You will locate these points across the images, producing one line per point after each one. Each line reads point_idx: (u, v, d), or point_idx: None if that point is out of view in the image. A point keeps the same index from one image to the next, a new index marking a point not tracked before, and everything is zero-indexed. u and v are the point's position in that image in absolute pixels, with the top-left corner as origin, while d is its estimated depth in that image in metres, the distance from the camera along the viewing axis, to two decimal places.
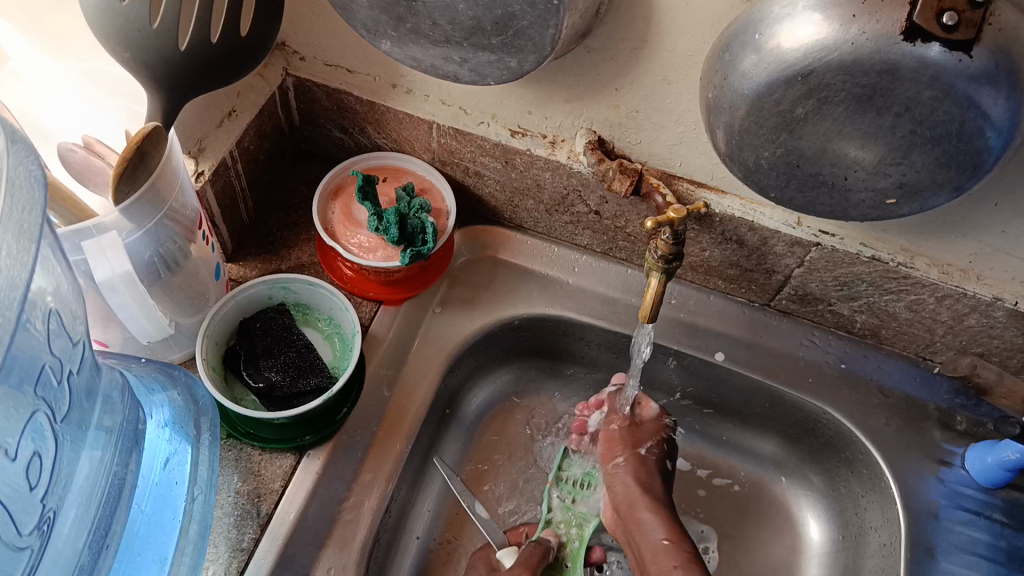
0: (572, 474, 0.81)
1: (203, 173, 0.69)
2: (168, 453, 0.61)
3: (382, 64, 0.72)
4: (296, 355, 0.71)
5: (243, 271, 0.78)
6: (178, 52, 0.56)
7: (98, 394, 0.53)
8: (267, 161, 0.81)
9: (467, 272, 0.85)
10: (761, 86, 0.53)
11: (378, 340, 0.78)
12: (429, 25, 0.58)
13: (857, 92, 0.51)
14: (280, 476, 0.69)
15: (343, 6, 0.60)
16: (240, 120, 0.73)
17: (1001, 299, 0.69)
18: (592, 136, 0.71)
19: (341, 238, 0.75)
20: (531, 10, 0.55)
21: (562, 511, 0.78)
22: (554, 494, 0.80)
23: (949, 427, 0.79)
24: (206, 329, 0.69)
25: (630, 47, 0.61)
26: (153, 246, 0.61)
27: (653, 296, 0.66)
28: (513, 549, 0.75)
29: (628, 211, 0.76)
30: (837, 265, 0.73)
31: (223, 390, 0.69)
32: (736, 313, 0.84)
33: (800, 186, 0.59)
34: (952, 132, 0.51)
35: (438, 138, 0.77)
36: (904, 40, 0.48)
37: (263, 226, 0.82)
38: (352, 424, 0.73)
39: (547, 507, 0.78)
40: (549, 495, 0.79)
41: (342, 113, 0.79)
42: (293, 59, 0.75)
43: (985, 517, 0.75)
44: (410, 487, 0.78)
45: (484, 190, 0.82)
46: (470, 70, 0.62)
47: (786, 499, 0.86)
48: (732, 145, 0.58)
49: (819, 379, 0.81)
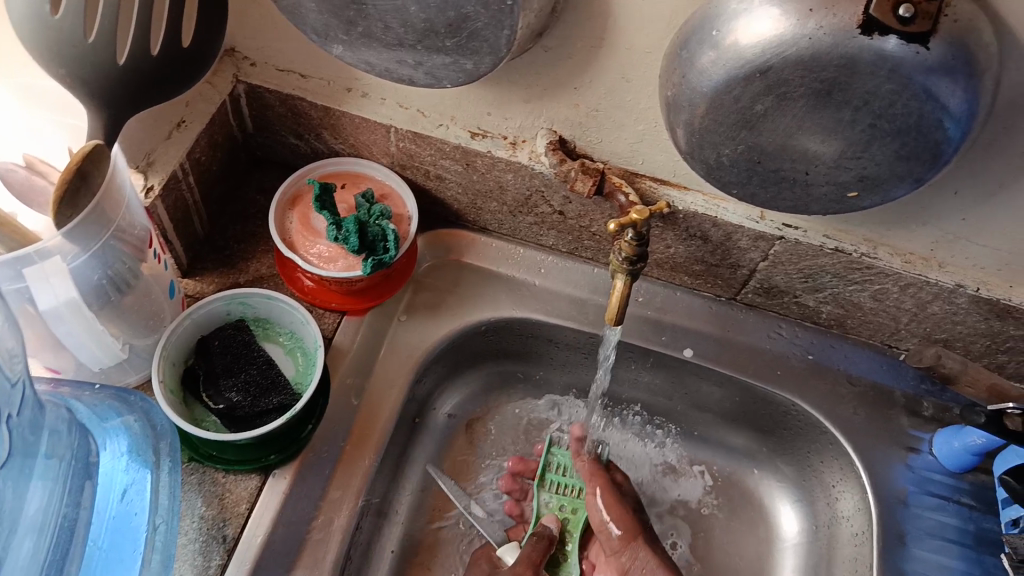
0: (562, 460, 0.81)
1: (152, 188, 0.67)
2: (125, 484, 0.59)
3: (335, 68, 0.70)
4: (257, 373, 0.69)
5: (200, 286, 0.76)
6: (117, 65, 0.54)
7: (6, 427, 0.52)
8: (220, 171, 0.79)
9: (432, 277, 0.84)
10: (720, 83, 0.52)
11: (343, 351, 0.77)
12: (380, 28, 0.57)
13: (816, 87, 0.50)
14: (246, 498, 0.67)
15: (291, 10, 0.58)
16: (189, 131, 0.70)
17: (963, 286, 0.69)
18: (553, 136, 0.70)
19: (300, 248, 0.73)
20: (485, 12, 0.53)
21: (554, 504, 0.79)
22: (545, 487, 0.80)
23: (916, 413, 0.80)
24: (162, 350, 0.67)
25: (587, 45, 0.60)
26: (101, 268, 0.58)
27: (619, 298, 0.65)
28: (512, 544, 0.75)
29: (592, 211, 0.75)
30: (801, 258, 0.73)
31: (183, 413, 0.67)
32: (704, 308, 0.83)
33: (762, 181, 0.59)
34: (912, 124, 0.51)
35: (396, 142, 0.76)
36: (861, 34, 0.47)
37: (219, 238, 0.79)
38: (318, 439, 0.72)
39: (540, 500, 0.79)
40: (540, 487, 0.79)
41: (296, 120, 0.77)
42: (244, 64, 0.73)
43: (954, 502, 0.76)
44: (381, 500, 0.77)
45: (446, 193, 0.81)
46: (425, 73, 0.61)
47: (759, 491, 0.86)
48: (693, 143, 0.58)
49: (788, 372, 0.81)
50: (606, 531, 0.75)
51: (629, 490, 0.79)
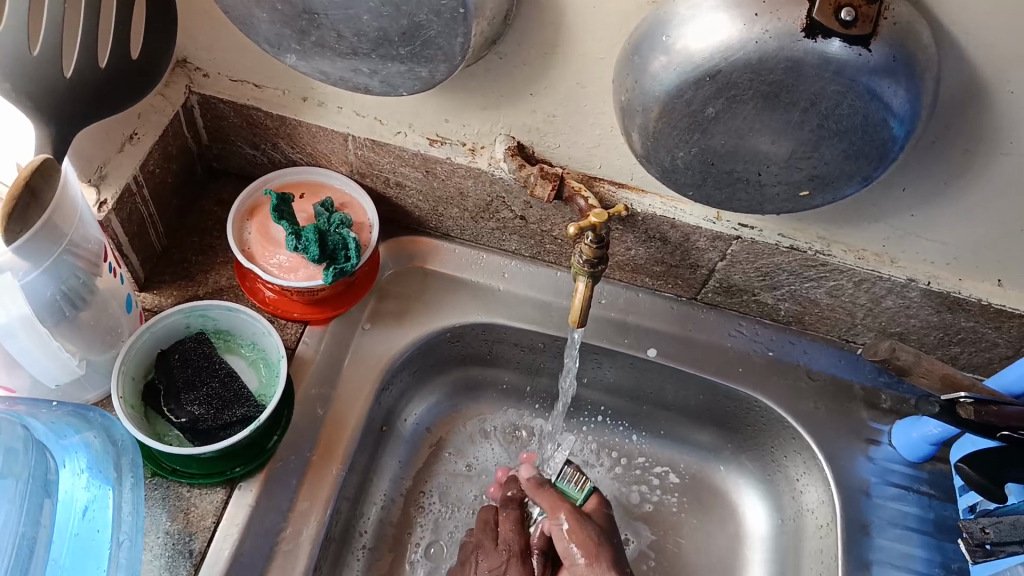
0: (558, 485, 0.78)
1: (105, 202, 0.66)
2: (87, 502, 0.58)
3: (290, 77, 0.70)
4: (220, 385, 0.69)
5: (158, 299, 0.75)
6: (64, 79, 0.53)
7: None
8: (176, 184, 0.78)
9: (396, 285, 0.83)
10: (671, 87, 0.53)
11: (307, 361, 0.76)
12: (334, 37, 0.57)
13: (763, 89, 0.51)
14: (211, 512, 0.66)
15: (243, 20, 0.58)
16: (142, 143, 0.69)
17: (915, 280, 0.71)
18: (512, 142, 0.70)
19: (260, 260, 0.73)
20: (437, 20, 0.53)
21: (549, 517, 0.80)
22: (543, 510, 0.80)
23: (875, 405, 0.82)
24: (121, 364, 0.66)
25: (540, 52, 0.61)
26: (54, 284, 0.58)
27: (581, 301, 0.65)
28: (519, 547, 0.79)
29: (553, 215, 0.76)
30: (758, 257, 0.74)
31: (144, 428, 0.66)
32: (666, 309, 0.84)
33: (716, 182, 0.60)
34: (857, 124, 0.52)
35: (354, 151, 0.75)
36: (806, 37, 0.49)
37: (176, 251, 0.78)
38: (284, 450, 0.71)
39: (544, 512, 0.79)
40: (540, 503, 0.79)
41: (252, 130, 0.77)
42: (197, 75, 0.72)
43: (912, 490, 0.78)
44: (350, 509, 0.76)
45: (406, 201, 0.81)
46: (381, 81, 0.61)
47: (725, 488, 0.88)
48: (648, 146, 0.58)
49: (750, 369, 0.82)
50: (571, 557, 0.69)
51: (599, 516, 0.72)
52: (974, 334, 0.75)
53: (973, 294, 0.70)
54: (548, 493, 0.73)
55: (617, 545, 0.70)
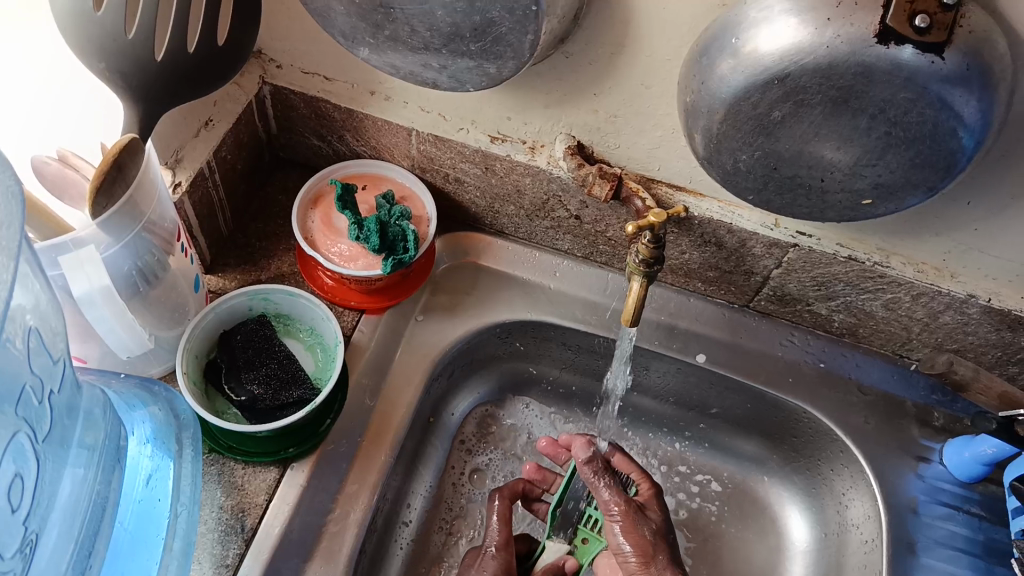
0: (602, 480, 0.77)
1: (180, 184, 0.69)
2: (151, 470, 0.61)
3: (360, 71, 0.72)
4: (278, 366, 0.71)
5: (222, 282, 0.78)
6: (153, 62, 0.56)
7: (49, 403, 0.51)
8: (244, 171, 0.80)
9: (449, 279, 0.85)
10: (738, 89, 0.53)
11: (361, 349, 0.78)
12: (407, 32, 0.58)
13: (832, 94, 0.51)
14: (264, 489, 0.68)
15: (321, 13, 0.60)
16: (216, 130, 0.72)
17: (975, 297, 0.70)
18: (572, 141, 0.71)
19: (321, 247, 0.74)
20: (510, 17, 0.55)
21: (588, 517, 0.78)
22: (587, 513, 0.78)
23: (927, 423, 0.80)
24: (186, 341, 0.68)
25: (607, 52, 0.62)
26: (133, 258, 0.60)
27: (635, 300, 0.66)
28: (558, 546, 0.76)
29: (609, 215, 0.77)
30: (814, 266, 0.74)
31: (205, 404, 0.68)
32: (717, 315, 0.84)
33: (778, 187, 0.60)
34: (926, 133, 0.52)
35: (417, 145, 0.77)
36: (878, 43, 0.48)
37: (241, 236, 0.81)
38: (336, 434, 0.73)
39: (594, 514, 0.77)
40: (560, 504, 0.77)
41: (319, 122, 0.79)
42: (270, 66, 0.75)
43: (963, 511, 0.76)
44: (395, 496, 0.78)
45: (464, 196, 0.82)
46: (449, 76, 0.62)
47: (768, 499, 0.87)
48: (711, 148, 0.59)
49: (800, 379, 0.82)
50: (621, 554, 0.69)
51: (656, 512, 0.72)
52: None
53: None
54: (604, 485, 0.71)
55: (670, 542, 0.71)
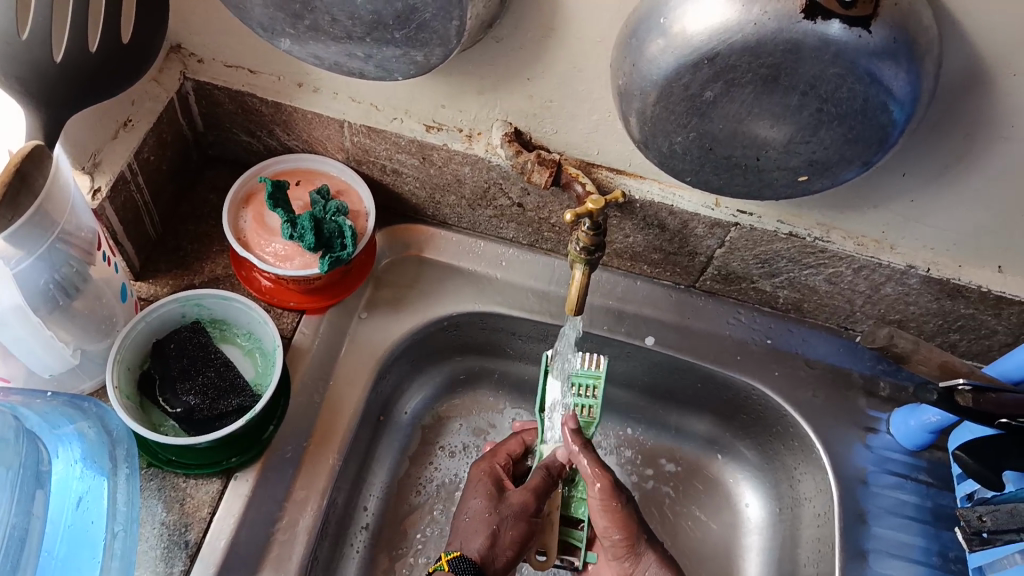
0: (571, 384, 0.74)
1: (99, 189, 0.65)
2: (81, 493, 0.58)
3: (285, 63, 0.69)
4: (215, 375, 0.68)
5: (153, 288, 0.75)
6: (53, 64, 0.53)
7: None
8: (171, 172, 0.77)
9: (392, 274, 0.83)
10: (669, 71, 0.52)
11: (302, 351, 0.76)
12: (328, 21, 0.56)
13: (762, 73, 0.51)
14: (207, 502, 0.66)
15: (236, 4, 0.57)
16: (136, 130, 0.69)
17: (915, 267, 0.71)
18: (508, 128, 0.70)
19: (255, 248, 0.72)
20: (432, 3, 0.53)
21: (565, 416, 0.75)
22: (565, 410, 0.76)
23: (874, 394, 0.81)
24: (116, 354, 0.65)
25: (537, 35, 0.60)
26: (49, 272, 0.58)
27: (578, 289, 0.65)
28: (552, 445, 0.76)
29: (551, 202, 0.75)
30: (756, 244, 0.74)
31: (140, 418, 0.66)
32: (664, 297, 0.84)
33: (714, 168, 0.59)
34: (857, 108, 0.51)
35: (350, 137, 0.74)
36: (805, 19, 0.48)
37: (172, 239, 0.78)
38: (280, 440, 0.71)
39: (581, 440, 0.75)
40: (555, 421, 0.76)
41: (247, 117, 0.76)
42: (191, 61, 0.72)
43: (911, 479, 0.78)
44: (346, 498, 0.76)
45: (403, 188, 0.80)
46: (375, 66, 0.60)
47: (723, 477, 0.87)
48: (646, 131, 0.58)
49: (748, 357, 0.82)
50: (607, 536, 0.68)
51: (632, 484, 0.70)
52: (974, 321, 0.74)
53: (973, 280, 0.70)
54: (588, 456, 0.69)
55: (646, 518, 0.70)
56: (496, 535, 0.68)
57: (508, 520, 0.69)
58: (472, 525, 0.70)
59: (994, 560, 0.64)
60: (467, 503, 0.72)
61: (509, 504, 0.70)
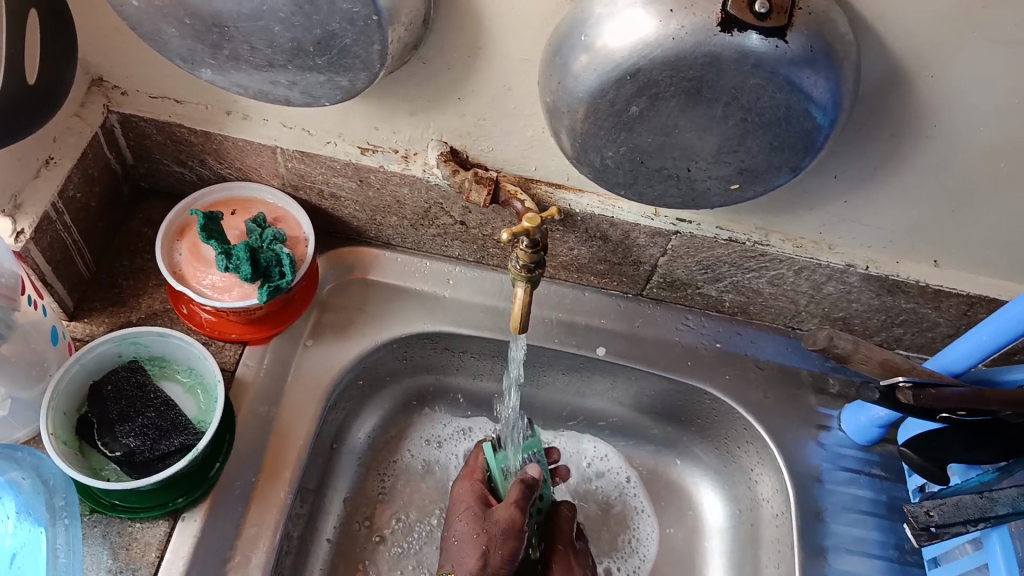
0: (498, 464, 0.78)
1: (23, 232, 0.64)
2: (14, 550, 0.57)
3: (212, 91, 0.68)
4: (155, 415, 0.67)
5: (89, 328, 0.73)
6: None
7: None
8: (101, 207, 0.75)
9: (337, 298, 0.81)
10: (593, 87, 0.52)
11: (246, 384, 0.74)
12: (247, 50, 0.55)
13: (685, 86, 0.51)
14: (154, 546, 0.64)
15: (152, 36, 0.56)
16: (60, 168, 0.67)
17: (854, 266, 0.72)
18: (444, 147, 0.69)
19: (191, 281, 0.70)
20: (351, 28, 0.52)
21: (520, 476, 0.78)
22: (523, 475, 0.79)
23: (823, 391, 0.82)
24: (50, 400, 0.63)
25: (462, 55, 0.60)
26: None
27: (520, 306, 0.65)
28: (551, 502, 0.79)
29: (492, 219, 0.75)
30: (697, 250, 0.74)
31: (78, 464, 0.64)
32: (613, 306, 0.84)
33: (648, 180, 0.59)
34: (781, 116, 0.52)
35: (285, 163, 0.73)
36: (721, 32, 0.48)
37: (106, 276, 0.76)
38: (228, 476, 0.69)
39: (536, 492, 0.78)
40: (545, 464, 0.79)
41: (177, 148, 0.74)
42: (115, 94, 0.70)
43: (865, 474, 0.79)
44: (302, 529, 0.75)
45: (343, 211, 0.79)
46: (301, 92, 0.59)
47: (682, 482, 0.87)
48: (577, 147, 0.58)
49: (698, 362, 0.82)
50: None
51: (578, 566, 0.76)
52: (915, 314, 0.76)
53: (911, 275, 0.71)
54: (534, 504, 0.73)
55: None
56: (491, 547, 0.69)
57: (498, 538, 0.70)
58: (461, 544, 0.70)
59: (948, 551, 0.68)
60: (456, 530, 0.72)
61: (496, 521, 0.71)
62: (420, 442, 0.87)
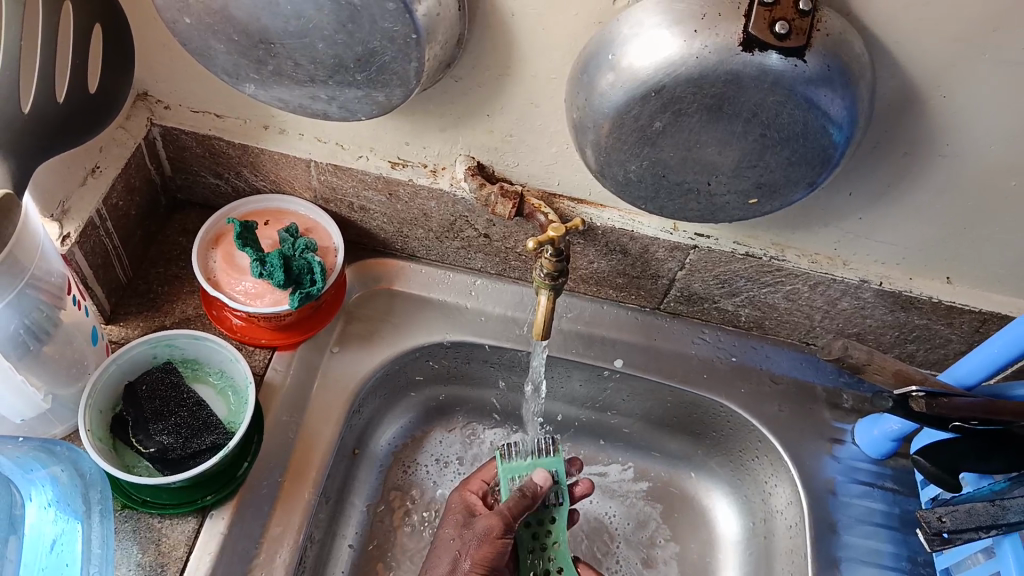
0: (507, 476, 0.76)
1: (68, 236, 0.66)
2: (56, 535, 0.58)
3: (251, 106, 0.71)
4: (188, 414, 0.69)
5: (125, 331, 0.76)
6: (21, 114, 0.53)
7: None
8: (140, 215, 0.78)
9: (363, 308, 0.84)
10: (619, 103, 0.55)
11: (275, 388, 0.76)
12: (290, 66, 0.58)
13: (707, 102, 0.53)
14: (183, 542, 0.66)
15: (201, 52, 0.59)
16: (104, 176, 0.70)
17: (868, 282, 0.73)
18: (471, 162, 0.72)
19: (225, 287, 0.73)
20: (391, 46, 0.55)
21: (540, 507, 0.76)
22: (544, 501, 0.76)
23: (837, 406, 0.84)
24: (88, 397, 0.66)
25: (493, 73, 0.63)
26: (18, 318, 0.59)
27: (544, 313, 0.67)
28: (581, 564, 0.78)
29: (515, 231, 0.77)
30: (715, 265, 0.76)
31: (113, 460, 0.66)
32: (631, 319, 0.86)
33: (668, 194, 0.62)
34: (798, 132, 0.54)
35: (317, 176, 0.76)
36: (743, 51, 0.51)
37: (142, 282, 0.79)
38: (255, 477, 0.71)
39: (547, 512, 0.75)
40: (561, 480, 0.76)
41: (214, 160, 0.77)
42: (158, 107, 0.73)
43: (878, 487, 0.80)
44: (324, 531, 0.77)
45: (371, 223, 0.82)
46: (338, 107, 0.62)
47: (697, 494, 0.89)
48: (602, 161, 0.60)
49: (714, 374, 0.84)
50: None
51: None
52: (928, 331, 0.77)
53: (924, 292, 0.73)
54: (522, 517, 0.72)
55: None
56: (466, 556, 0.70)
57: (473, 544, 0.70)
58: (441, 551, 0.73)
59: (961, 558, 0.70)
60: (444, 537, 0.74)
61: (475, 529, 0.71)
62: (439, 451, 0.89)
